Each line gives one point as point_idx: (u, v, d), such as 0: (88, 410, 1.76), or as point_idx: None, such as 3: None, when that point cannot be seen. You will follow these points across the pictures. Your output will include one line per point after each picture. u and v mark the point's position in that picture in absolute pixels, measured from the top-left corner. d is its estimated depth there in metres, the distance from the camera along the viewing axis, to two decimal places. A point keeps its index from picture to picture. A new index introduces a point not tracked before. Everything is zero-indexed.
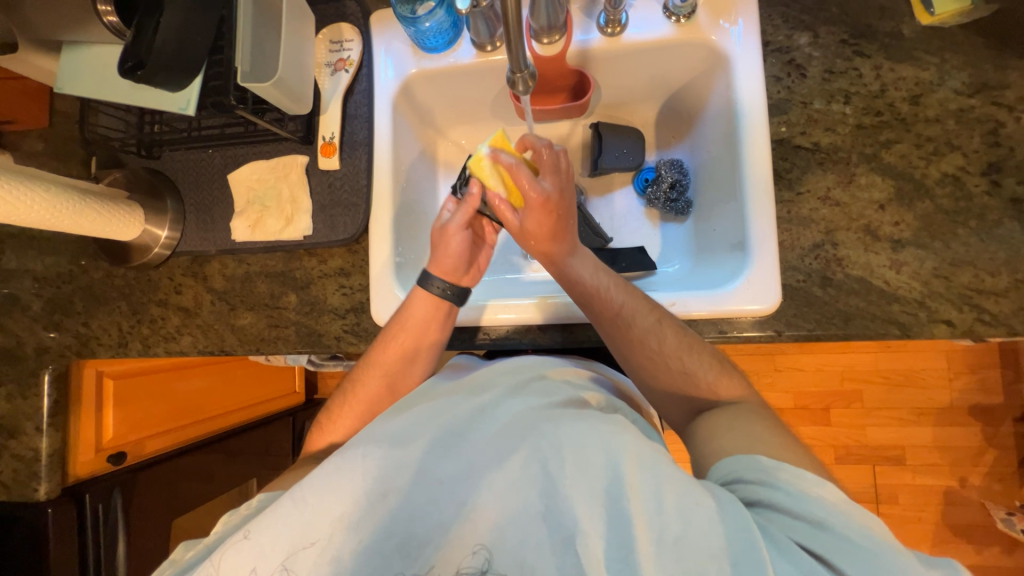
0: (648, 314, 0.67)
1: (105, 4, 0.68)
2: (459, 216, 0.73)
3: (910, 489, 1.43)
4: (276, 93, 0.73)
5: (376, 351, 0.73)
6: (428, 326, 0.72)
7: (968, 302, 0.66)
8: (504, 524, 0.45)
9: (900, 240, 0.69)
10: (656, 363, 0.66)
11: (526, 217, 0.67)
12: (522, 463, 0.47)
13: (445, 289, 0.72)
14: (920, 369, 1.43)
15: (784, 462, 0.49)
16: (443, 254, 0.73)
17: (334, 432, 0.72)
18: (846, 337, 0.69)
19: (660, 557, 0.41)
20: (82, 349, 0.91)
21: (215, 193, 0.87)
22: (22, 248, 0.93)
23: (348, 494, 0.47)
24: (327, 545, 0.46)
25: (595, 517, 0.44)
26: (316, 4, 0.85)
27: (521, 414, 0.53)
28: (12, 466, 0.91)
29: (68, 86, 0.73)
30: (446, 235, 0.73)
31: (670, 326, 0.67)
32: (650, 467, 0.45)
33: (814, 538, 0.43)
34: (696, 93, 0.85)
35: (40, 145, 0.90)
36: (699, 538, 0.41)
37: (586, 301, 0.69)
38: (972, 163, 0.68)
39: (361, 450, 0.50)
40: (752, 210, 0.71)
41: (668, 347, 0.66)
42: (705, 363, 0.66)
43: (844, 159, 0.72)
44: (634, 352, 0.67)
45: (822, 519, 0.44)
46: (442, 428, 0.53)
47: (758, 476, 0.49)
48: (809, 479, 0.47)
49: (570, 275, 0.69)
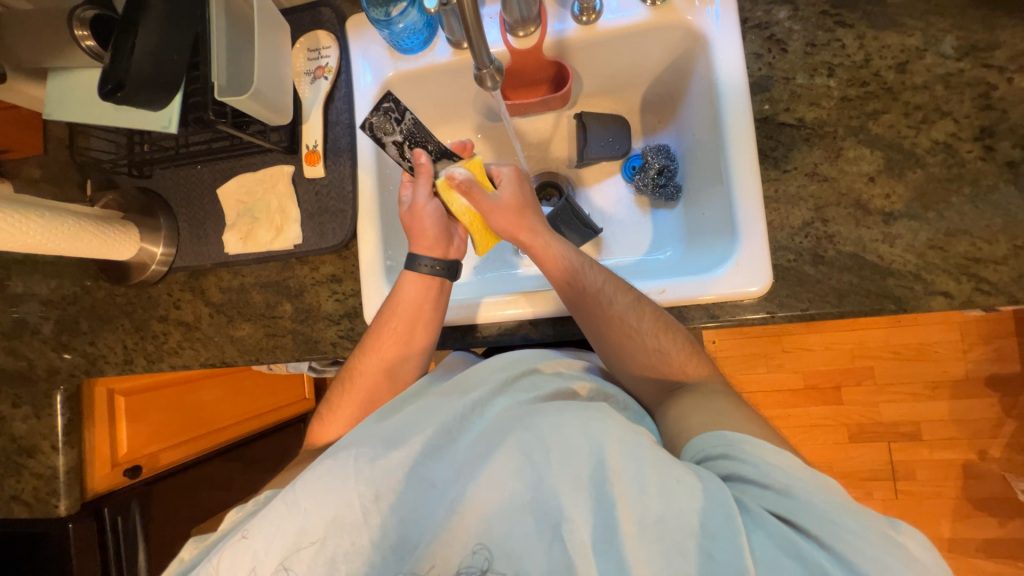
0: (625, 294, 0.67)
1: (81, 29, 0.69)
2: (423, 189, 0.74)
3: (928, 464, 1.41)
4: (255, 106, 0.74)
5: (372, 339, 0.73)
6: (421, 308, 0.73)
7: (965, 272, 0.65)
8: (492, 517, 0.45)
9: (892, 213, 0.67)
10: (636, 342, 0.66)
11: (506, 186, 0.74)
12: (508, 456, 0.47)
13: (435, 266, 0.74)
14: (932, 342, 1.40)
15: (748, 436, 0.50)
16: (421, 231, 0.75)
17: (336, 423, 0.73)
18: (841, 315, 0.67)
19: (642, 537, 0.42)
20: (91, 368, 0.93)
21: (206, 208, 0.88)
22: (27, 273, 0.95)
23: (341, 496, 0.48)
24: (321, 547, 0.46)
25: (581, 503, 0.44)
26: (292, 13, 0.86)
27: (507, 409, 0.53)
28: (32, 484, 0.94)
29: (57, 112, 0.75)
30: (417, 211, 0.75)
31: (647, 307, 0.67)
32: (632, 451, 0.45)
33: (781, 502, 0.44)
34: (679, 75, 0.84)
35: (38, 171, 0.93)
36: (678, 516, 0.42)
37: (564, 279, 0.69)
38: (964, 129, 0.66)
39: (352, 453, 0.50)
40: (739, 192, 0.70)
41: (645, 325, 0.65)
42: (680, 338, 0.66)
43: (830, 133, 0.70)
44: (609, 331, 0.66)
45: (788, 487, 0.45)
46: (432, 427, 0.52)
47: (724, 450, 0.49)
48: (769, 449, 0.48)
49: (546, 254, 0.71)
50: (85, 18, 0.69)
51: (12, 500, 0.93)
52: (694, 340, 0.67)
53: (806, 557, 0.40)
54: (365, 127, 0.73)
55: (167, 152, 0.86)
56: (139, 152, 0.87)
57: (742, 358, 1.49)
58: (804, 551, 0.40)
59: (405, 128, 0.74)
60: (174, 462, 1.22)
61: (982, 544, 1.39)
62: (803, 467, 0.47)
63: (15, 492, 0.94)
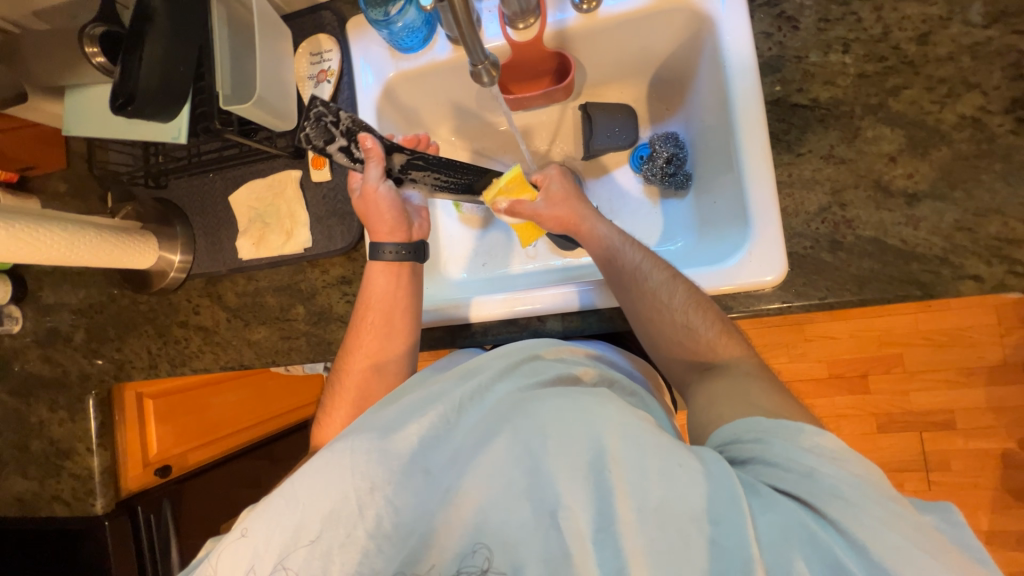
0: (661, 270, 0.67)
1: (91, 45, 0.71)
2: (373, 174, 0.70)
3: (963, 454, 1.35)
4: (260, 113, 0.75)
5: (353, 337, 0.74)
6: (394, 295, 0.74)
7: (997, 255, 0.61)
8: (488, 507, 0.44)
9: (916, 193, 0.64)
10: (665, 319, 0.64)
11: (551, 185, 0.78)
12: (504, 444, 0.46)
13: (400, 251, 0.75)
14: (966, 326, 1.34)
15: (783, 420, 0.48)
16: (378, 217, 0.73)
17: (331, 425, 0.72)
18: (862, 303, 0.65)
19: (641, 525, 0.40)
20: (119, 373, 0.97)
21: (219, 215, 0.90)
22: (58, 284, 0.99)
23: (336, 490, 0.46)
24: (317, 539, 0.45)
25: (578, 492, 0.42)
26: (294, 18, 0.86)
27: (508, 396, 0.51)
28: (70, 484, 0.98)
29: (74, 128, 0.77)
30: (370, 199, 0.72)
31: (682, 283, 0.66)
32: (633, 436, 0.43)
33: (803, 485, 0.42)
34: (686, 59, 0.81)
35: (62, 186, 0.96)
36: (680, 501, 0.40)
37: (605, 256, 0.71)
38: (993, 102, 0.62)
39: (349, 443, 0.48)
40: (750, 180, 0.67)
41: (677, 300, 0.65)
42: (710, 315, 0.63)
43: (847, 113, 0.67)
44: (644, 305, 0.66)
45: (813, 470, 0.42)
46: (431, 415, 0.50)
47: (754, 435, 0.48)
48: (807, 431, 0.46)
49: (592, 236, 0.74)
50: (95, 35, 0.71)
51: (53, 499, 0.99)
52: (724, 320, 0.65)
53: (819, 541, 0.39)
54: (303, 144, 0.64)
55: (180, 162, 0.88)
56: (153, 163, 0.89)
57: (761, 347, 1.45)
58: (817, 536, 0.39)
59: (344, 127, 0.66)
60: (204, 461, 1.28)
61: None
62: (844, 449, 0.44)
63: (55, 493, 0.99)
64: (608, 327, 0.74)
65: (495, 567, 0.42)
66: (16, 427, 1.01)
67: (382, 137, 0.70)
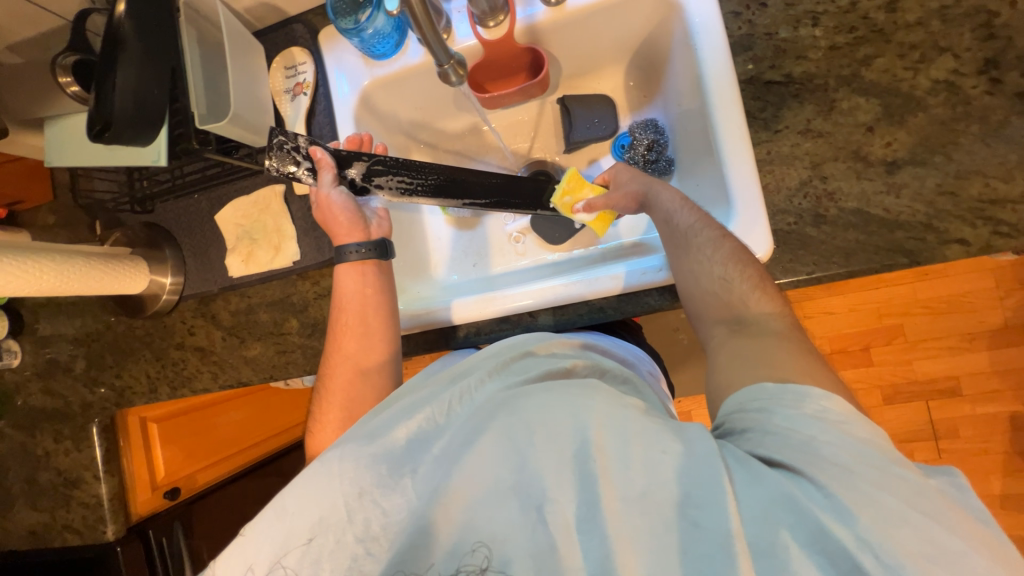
0: (711, 230, 0.63)
1: (64, 75, 0.71)
2: (323, 183, 0.73)
3: (970, 420, 1.35)
4: (236, 130, 0.74)
5: (334, 341, 0.75)
6: (364, 295, 0.74)
7: (981, 216, 0.61)
8: (476, 504, 0.44)
9: (895, 161, 0.64)
10: (702, 271, 0.61)
11: (620, 172, 0.76)
12: (491, 441, 0.46)
13: (362, 250, 0.74)
14: (964, 292, 1.33)
15: (788, 383, 0.47)
16: (334, 220, 0.74)
17: (324, 432, 0.71)
18: (850, 275, 0.64)
19: (627, 512, 0.40)
20: (120, 399, 0.97)
21: (207, 234, 0.90)
22: (54, 315, 1.00)
23: (324, 496, 0.47)
24: (308, 546, 0.46)
25: (564, 483, 0.42)
26: (266, 34, 0.87)
27: (496, 394, 0.51)
28: (81, 512, 0.99)
29: (56, 158, 0.78)
30: (324, 205, 0.74)
31: (730, 241, 0.62)
32: (619, 426, 0.43)
33: (802, 455, 0.41)
34: (659, 45, 0.81)
35: (50, 218, 0.97)
36: (663, 486, 0.41)
37: (663, 219, 0.67)
38: (966, 64, 0.62)
39: (337, 452, 0.50)
40: (728, 158, 0.67)
41: (719, 254, 0.61)
42: (749, 271, 0.60)
43: (821, 86, 0.67)
44: (688, 263, 0.63)
45: (815, 440, 0.42)
46: (418, 418, 0.51)
47: (759, 404, 0.47)
48: (813, 397, 0.45)
49: (654, 202, 0.69)
50: (67, 65, 0.71)
51: (65, 528, 0.99)
52: (762, 276, 0.61)
53: (806, 510, 0.38)
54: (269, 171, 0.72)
55: (166, 186, 0.89)
56: (139, 187, 0.89)
57: None
58: (802, 505, 0.38)
59: (303, 149, 0.73)
60: (211, 479, 1.29)
61: None
62: (852, 414, 0.44)
63: (67, 522, 0.99)
64: (600, 318, 0.74)
65: (494, 566, 0.42)
66: (23, 460, 1.01)
67: (334, 149, 0.74)
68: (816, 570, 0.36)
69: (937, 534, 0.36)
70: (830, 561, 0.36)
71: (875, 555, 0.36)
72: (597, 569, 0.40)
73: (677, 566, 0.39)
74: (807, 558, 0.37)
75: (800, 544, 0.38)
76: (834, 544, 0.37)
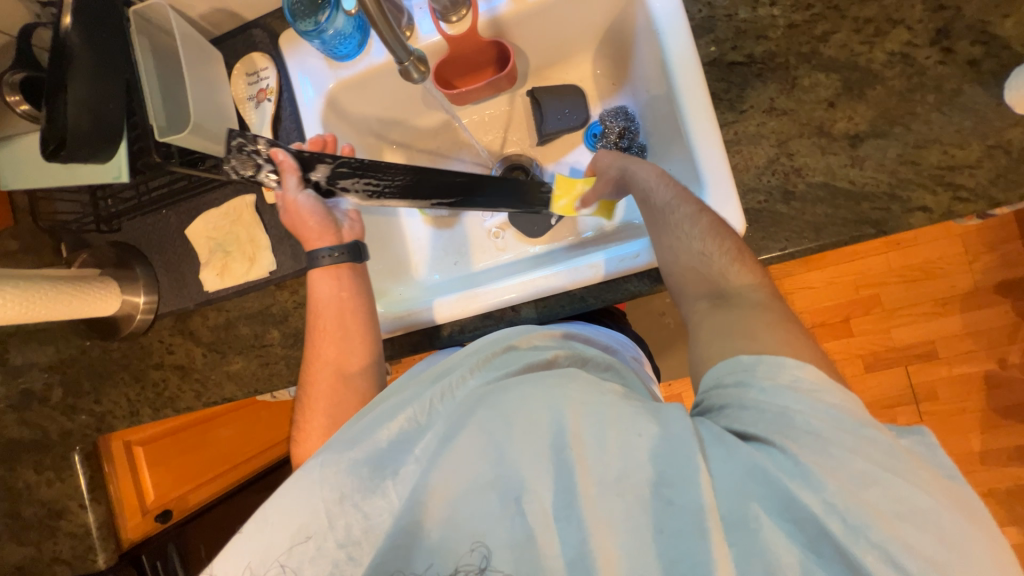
0: (689, 205, 0.63)
1: (12, 93, 0.68)
2: (289, 186, 0.72)
3: (947, 381, 1.39)
4: (199, 140, 0.72)
5: (312, 346, 0.74)
6: (340, 299, 0.73)
7: (941, 183, 0.62)
8: (458, 500, 0.44)
9: (857, 134, 0.65)
10: (683, 245, 0.61)
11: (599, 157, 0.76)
12: (470, 437, 0.46)
13: (335, 254, 0.73)
14: (935, 258, 1.37)
15: (763, 356, 0.47)
16: (304, 224, 0.73)
17: (309, 439, 0.69)
18: (821, 248, 0.66)
19: (603, 497, 0.41)
20: (101, 425, 0.94)
21: (178, 250, 0.87)
22: (24, 343, 0.96)
23: (305, 505, 0.48)
24: (290, 552, 0.47)
25: (543, 473, 0.43)
26: (225, 41, 0.85)
27: (475, 390, 0.51)
28: (69, 543, 0.96)
29: (11, 180, 0.75)
30: (292, 209, 0.72)
31: (708, 215, 0.62)
32: (596, 413, 0.44)
33: (773, 426, 0.42)
34: (623, 32, 0.82)
35: (12, 244, 0.93)
36: (638, 467, 0.41)
37: (642, 199, 0.67)
38: (919, 35, 0.64)
39: (317, 459, 0.50)
40: (697, 140, 0.67)
41: (698, 229, 0.61)
42: (727, 244, 0.60)
43: (782, 64, 0.68)
44: (669, 240, 0.62)
45: (788, 411, 0.43)
46: (400, 420, 0.51)
47: (735, 378, 0.47)
48: (788, 367, 0.45)
49: (633, 180, 0.69)
50: (15, 82, 0.68)
51: (53, 561, 0.96)
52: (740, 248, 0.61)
53: (775, 480, 0.39)
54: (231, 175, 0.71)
55: (131, 203, 0.86)
56: (105, 207, 0.87)
57: None
58: (772, 476, 0.39)
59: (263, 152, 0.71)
60: (203, 501, 1.29)
61: (1015, 452, 1.37)
62: (825, 382, 0.44)
63: (54, 555, 0.96)
64: (583, 307, 0.75)
65: (494, 566, 0.42)
66: (3, 495, 0.98)
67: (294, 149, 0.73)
68: (785, 537, 0.38)
69: (905, 492, 0.37)
70: (798, 527, 0.37)
71: (841, 518, 0.36)
72: (574, 554, 0.40)
73: (651, 545, 0.39)
74: (778, 525, 0.38)
75: (771, 513, 0.38)
76: (801, 510, 0.37)
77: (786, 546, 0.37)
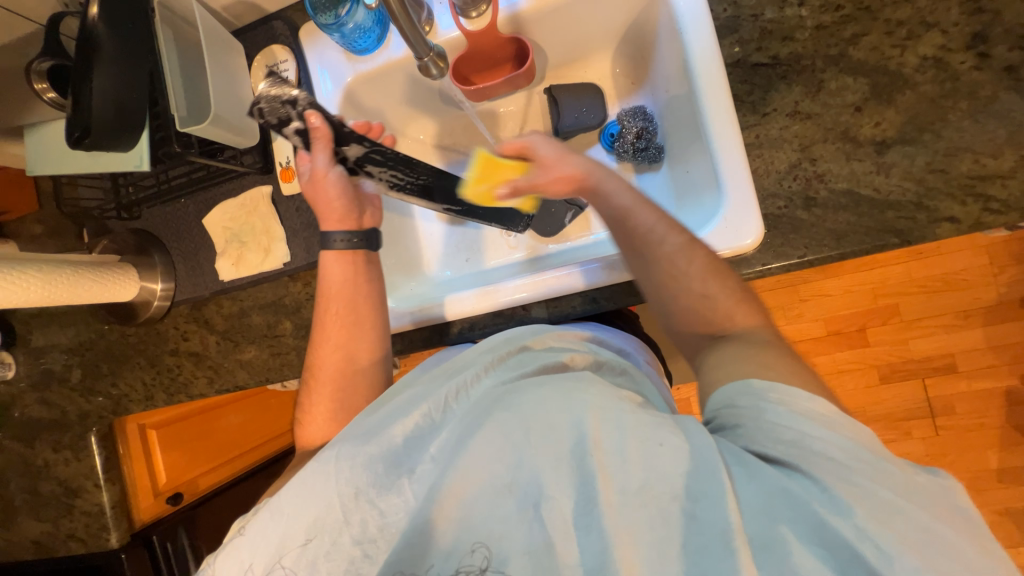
0: (679, 234, 0.60)
1: (40, 82, 0.70)
2: (320, 160, 0.68)
3: (966, 396, 1.36)
4: (218, 131, 0.74)
5: (319, 331, 0.74)
6: (354, 282, 0.74)
7: (970, 193, 0.60)
8: (472, 501, 0.44)
9: (884, 141, 0.63)
10: (682, 288, 0.59)
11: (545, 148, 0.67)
12: (487, 437, 0.46)
13: (351, 240, 0.74)
14: (958, 270, 1.34)
15: (776, 382, 0.46)
16: (326, 203, 0.72)
17: (315, 423, 0.71)
18: (842, 257, 0.64)
19: (625, 506, 0.41)
20: (117, 408, 0.97)
21: (195, 239, 0.89)
22: (46, 325, 0.99)
23: (320, 498, 0.48)
24: (305, 547, 0.48)
25: (561, 476, 0.43)
26: (246, 33, 0.85)
27: (492, 390, 0.51)
28: (84, 521, 0.99)
29: (37, 166, 0.76)
30: (319, 182, 0.71)
31: (701, 248, 0.60)
32: (614, 418, 0.43)
33: (791, 451, 0.41)
34: (644, 31, 0.80)
35: (37, 228, 0.96)
36: (661, 478, 0.40)
37: (615, 219, 0.63)
38: (954, 39, 0.62)
39: (334, 451, 0.51)
40: (717, 143, 0.66)
41: (694, 267, 0.59)
42: (727, 283, 0.59)
43: (808, 67, 0.66)
44: (657, 273, 0.60)
45: (805, 436, 0.42)
46: (416, 417, 0.51)
47: (749, 401, 0.46)
48: (799, 396, 0.44)
49: (599, 191, 0.64)
50: (42, 70, 0.70)
51: (68, 538, 0.99)
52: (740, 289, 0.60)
53: (800, 502, 0.38)
54: (253, 117, 0.61)
55: (150, 191, 0.87)
56: (125, 194, 0.88)
57: None
58: (802, 500, 0.38)
59: (300, 106, 0.61)
60: (213, 484, 1.31)
61: None
62: (835, 413, 0.43)
63: (70, 531, 0.99)
64: (594, 309, 0.74)
65: (493, 565, 0.42)
66: (23, 471, 1.01)
67: (332, 116, 0.64)
68: (818, 564, 0.36)
69: (927, 522, 0.36)
70: (829, 553, 0.36)
71: (874, 545, 0.36)
72: (594, 562, 0.40)
73: (677, 559, 0.39)
74: (809, 549, 0.37)
75: (799, 538, 0.37)
76: (834, 537, 0.36)
77: (818, 572, 0.36)
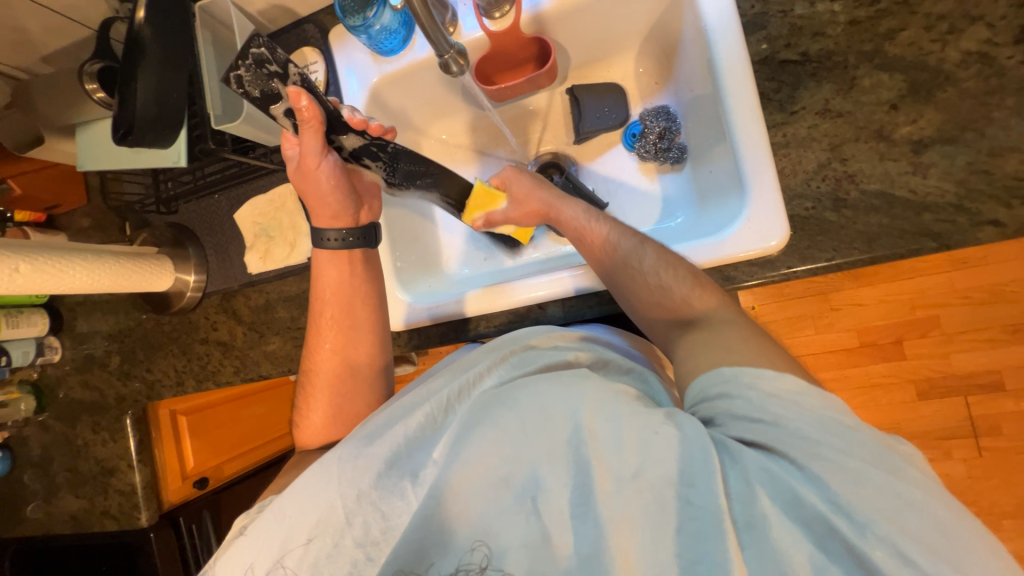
0: (630, 238, 0.65)
1: (90, 82, 0.75)
2: (312, 149, 0.65)
3: (1014, 416, 1.27)
4: (250, 130, 0.77)
5: (315, 336, 0.77)
6: (346, 286, 0.75)
7: (1018, 195, 0.57)
8: (471, 497, 0.44)
9: (922, 140, 0.60)
10: (639, 283, 0.61)
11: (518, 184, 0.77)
12: (483, 433, 0.46)
13: (346, 238, 0.75)
14: (1005, 280, 1.26)
15: (741, 365, 0.46)
16: (317, 196, 0.71)
17: (310, 427, 0.75)
18: (874, 261, 0.61)
19: (619, 493, 0.41)
20: (150, 393, 1.01)
21: (227, 233, 0.93)
22: (89, 312, 1.05)
23: (323, 495, 0.49)
24: (307, 546, 0.49)
25: (557, 470, 0.43)
26: (279, 36, 0.89)
27: (493, 388, 0.51)
28: (117, 499, 1.04)
29: (87, 162, 0.82)
30: (311, 173, 0.68)
31: (651, 245, 0.64)
32: (610, 411, 0.43)
33: (762, 431, 0.41)
34: (669, 30, 0.79)
35: (85, 221, 1.02)
36: (655, 468, 0.40)
37: (575, 234, 0.70)
38: (1000, 34, 0.59)
39: (337, 449, 0.52)
40: (740, 140, 0.65)
41: (648, 263, 0.61)
42: (683, 272, 0.60)
43: (839, 63, 0.64)
44: (613, 275, 0.64)
45: (779, 418, 0.41)
46: (417, 415, 0.52)
47: (720, 389, 0.45)
48: (767, 376, 0.44)
49: (559, 219, 0.73)
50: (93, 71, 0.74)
51: (103, 515, 1.05)
52: (699, 275, 0.61)
53: (784, 484, 0.38)
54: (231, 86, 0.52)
55: (186, 187, 0.91)
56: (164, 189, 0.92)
57: (784, 320, 1.38)
58: (782, 479, 0.38)
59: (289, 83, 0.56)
60: (239, 470, 1.37)
61: None
62: (800, 384, 0.43)
63: (105, 508, 1.05)
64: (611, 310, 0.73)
65: (493, 565, 0.42)
66: (64, 450, 1.07)
67: (322, 99, 0.61)
68: (796, 539, 0.37)
69: (897, 486, 0.37)
70: (807, 528, 0.37)
71: (847, 517, 0.36)
72: (590, 550, 0.40)
73: (670, 546, 0.39)
74: (788, 528, 0.37)
75: (779, 513, 0.38)
76: (811, 512, 0.37)
77: (797, 547, 0.37)
